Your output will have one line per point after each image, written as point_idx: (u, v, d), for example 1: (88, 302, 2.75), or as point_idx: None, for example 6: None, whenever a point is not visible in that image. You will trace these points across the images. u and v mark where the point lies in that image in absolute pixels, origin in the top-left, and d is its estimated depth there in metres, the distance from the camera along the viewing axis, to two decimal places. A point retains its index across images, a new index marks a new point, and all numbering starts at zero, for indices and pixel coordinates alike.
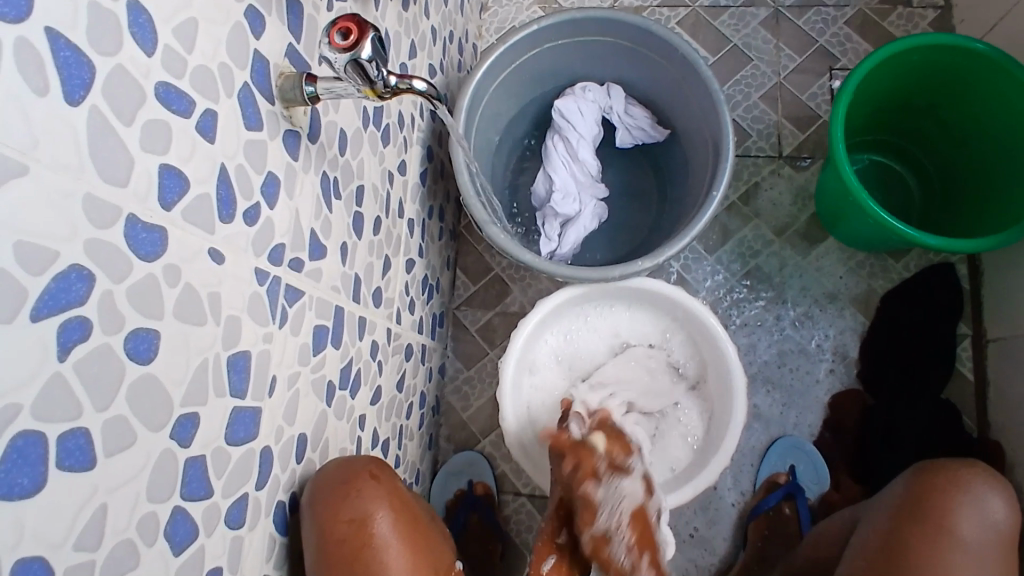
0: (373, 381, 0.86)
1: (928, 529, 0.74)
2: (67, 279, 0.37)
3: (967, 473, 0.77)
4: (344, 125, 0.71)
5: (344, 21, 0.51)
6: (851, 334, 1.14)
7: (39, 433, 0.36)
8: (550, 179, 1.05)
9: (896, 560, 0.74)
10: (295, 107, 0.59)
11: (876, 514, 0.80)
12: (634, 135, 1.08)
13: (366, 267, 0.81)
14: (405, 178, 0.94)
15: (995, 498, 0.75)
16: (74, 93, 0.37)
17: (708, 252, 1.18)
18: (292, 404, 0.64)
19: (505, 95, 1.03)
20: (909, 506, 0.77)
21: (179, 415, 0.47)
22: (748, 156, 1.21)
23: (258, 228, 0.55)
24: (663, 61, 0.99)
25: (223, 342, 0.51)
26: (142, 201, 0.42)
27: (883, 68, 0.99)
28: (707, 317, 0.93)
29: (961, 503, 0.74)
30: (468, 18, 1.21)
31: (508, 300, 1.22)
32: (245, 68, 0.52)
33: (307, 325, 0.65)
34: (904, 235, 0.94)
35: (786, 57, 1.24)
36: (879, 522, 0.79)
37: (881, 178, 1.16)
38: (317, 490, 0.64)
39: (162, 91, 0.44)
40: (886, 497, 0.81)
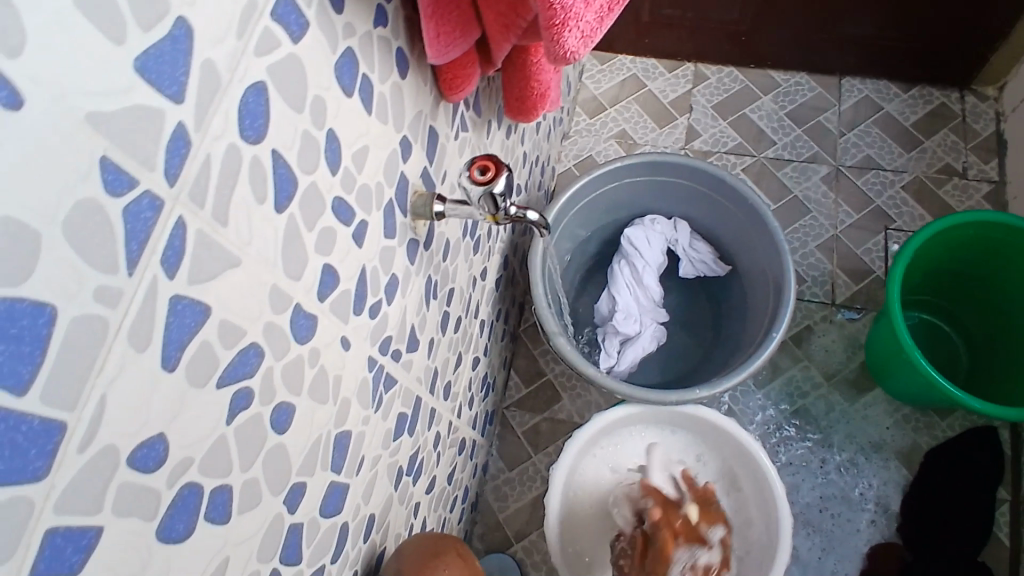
0: (431, 470, 0.90)
1: None
2: (246, 354, 0.44)
3: None
4: (449, 235, 0.80)
5: (482, 159, 0.60)
6: (895, 488, 1.14)
7: (199, 485, 0.42)
8: (613, 300, 1.12)
9: None
10: (421, 220, 0.68)
11: None
12: (697, 267, 1.16)
13: (444, 361, 0.87)
14: (485, 282, 1.02)
15: None
16: (280, 202, 0.45)
17: (757, 386, 1.22)
18: (371, 483, 0.68)
19: (582, 219, 1.12)
20: None
21: (292, 484, 0.52)
22: (801, 300, 1.27)
23: (377, 321, 0.62)
24: (732, 207, 1.08)
25: (336, 421, 0.57)
26: (307, 293, 0.50)
27: (940, 237, 1.06)
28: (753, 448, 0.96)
29: None
30: (553, 144, 1.33)
31: (557, 407, 1.26)
32: (393, 186, 0.61)
33: (393, 411, 0.71)
34: (953, 394, 0.97)
35: (843, 213, 1.32)
36: None
37: (930, 337, 1.20)
38: (400, 559, 0.69)
39: (336, 204, 0.52)
40: None
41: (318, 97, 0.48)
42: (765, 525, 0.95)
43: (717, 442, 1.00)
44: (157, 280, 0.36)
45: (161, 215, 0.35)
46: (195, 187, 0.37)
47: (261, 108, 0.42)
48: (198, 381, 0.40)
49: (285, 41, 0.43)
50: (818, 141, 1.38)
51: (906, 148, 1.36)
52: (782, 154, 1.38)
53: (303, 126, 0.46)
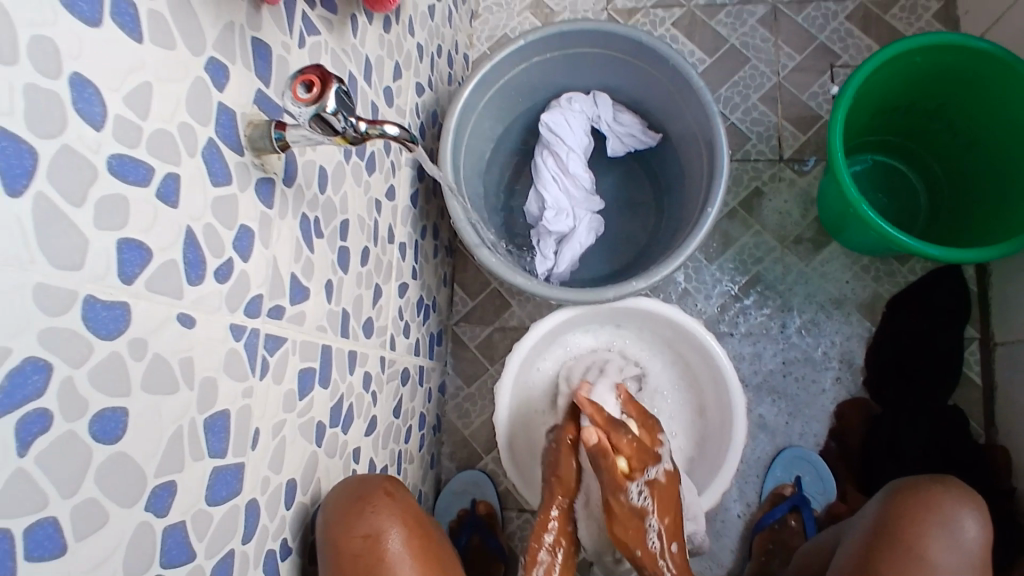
0: (367, 412, 0.85)
1: (898, 549, 0.76)
2: (22, 372, 0.36)
3: (941, 494, 0.79)
4: (324, 162, 0.70)
5: (308, 72, 0.50)
6: (858, 341, 1.11)
7: (5, 531, 0.36)
8: (541, 196, 1.03)
9: (872, 558, 0.78)
10: (268, 155, 0.58)
11: (856, 532, 0.83)
12: (626, 142, 1.06)
13: (355, 299, 0.80)
14: (395, 203, 0.92)
15: (969, 519, 0.77)
16: (16, 184, 0.36)
17: (709, 260, 1.16)
18: (279, 452, 0.63)
19: (494, 113, 1.01)
20: (885, 526, 0.79)
21: (153, 487, 0.47)
22: (748, 160, 1.18)
23: (231, 283, 0.54)
24: (654, 72, 0.97)
25: (199, 406, 0.51)
26: (100, 281, 0.41)
27: (885, 71, 0.95)
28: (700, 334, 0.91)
29: (932, 525, 0.76)
30: (457, 28, 1.18)
31: (508, 315, 1.21)
32: (209, 123, 0.52)
33: (290, 371, 0.64)
34: (899, 241, 0.92)
35: (785, 56, 1.20)
36: (858, 538, 0.82)
37: (885, 179, 1.13)
38: (331, 505, 0.67)
39: (117, 163, 0.43)
40: (864, 516, 0.84)
41: (39, 37, 0.37)
42: (723, 413, 0.92)
43: (664, 329, 0.97)
44: None
45: None
46: None
47: None
48: None
49: None
50: None
51: None
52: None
53: (24, 78, 0.36)
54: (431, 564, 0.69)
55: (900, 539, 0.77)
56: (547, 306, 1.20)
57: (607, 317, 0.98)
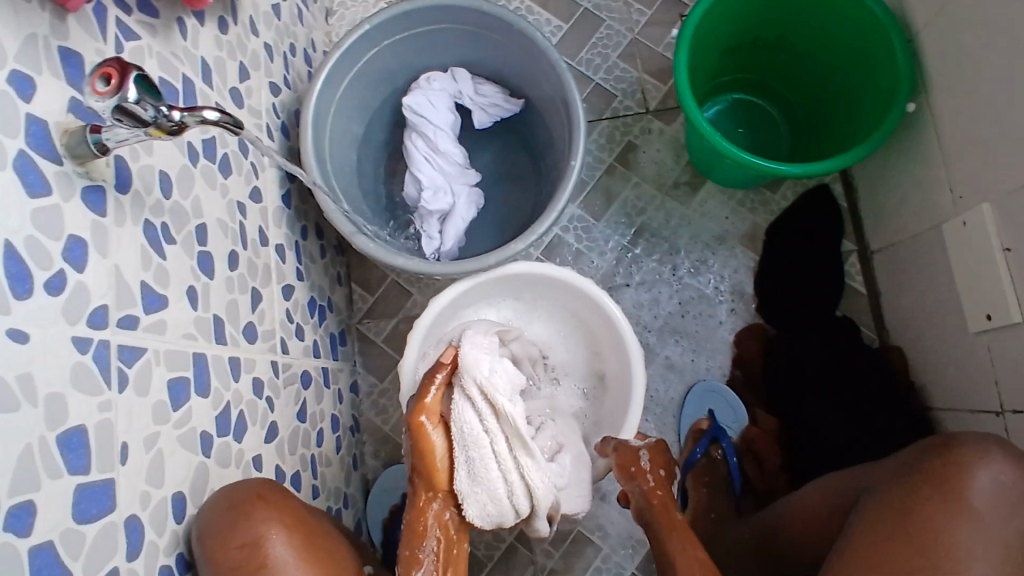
0: (265, 418, 0.83)
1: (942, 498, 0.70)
2: None
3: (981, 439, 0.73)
4: (165, 166, 0.68)
5: (105, 66, 0.50)
6: (745, 271, 1.17)
7: None
8: (416, 179, 1.03)
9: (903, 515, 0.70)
10: (92, 161, 0.56)
11: (885, 485, 0.75)
12: (491, 112, 1.08)
13: (229, 305, 0.78)
14: (263, 204, 0.90)
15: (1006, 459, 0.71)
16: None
17: (596, 218, 1.19)
18: (156, 466, 0.61)
19: (355, 102, 1.00)
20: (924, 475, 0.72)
21: (8, 508, 0.46)
22: (617, 117, 1.22)
23: (68, 295, 0.53)
24: (504, 39, 0.98)
25: (48, 423, 0.50)
26: None
27: (725, 9, 1.00)
28: (595, 293, 0.93)
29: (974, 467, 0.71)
30: (311, 26, 1.17)
31: (410, 304, 1.20)
32: (18, 134, 0.50)
33: (157, 382, 0.63)
34: (761, 165, 0.96)
35: (637, 12, 1.24)
36: (886, 491, 0.74)
37: (747, 116, 1.20)
38: (203, 521, 0.64)
39: None
40: (894, 467, 0.76)
41: None
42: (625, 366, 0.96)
43: (563, 293, 1.00)
44: None
45: None
46: None
47: None
48: None
49: None
50: None
51: None
52: None
53: None
54: (320, 559, 0.68)
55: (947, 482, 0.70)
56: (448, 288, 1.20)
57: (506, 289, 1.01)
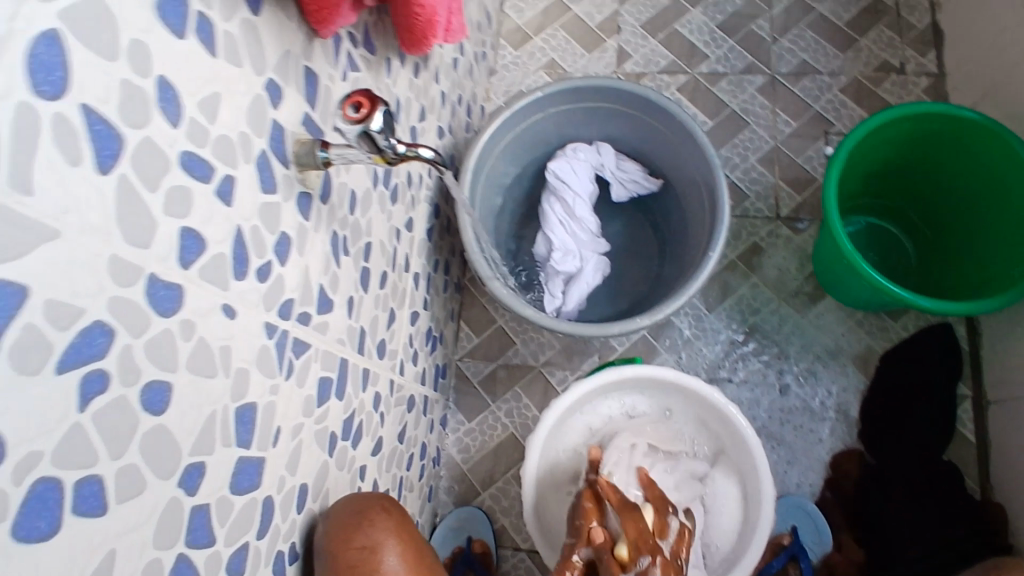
0: (375, 432, 0.87)
1: None
2: (91, 334, 0.40)
3: None
4: (355, 185, 0.75)
5: (357, 95, 0.56)
6: (852, 392, 1.15)
7: (59, 479, 0.38)
8: (549, 239, 1.09)
9: None
10: (309, 172, 0.63)
11: None
12: (629, 188, 1.12)
13: (372, 320, 0.84)
14: (412, 234, 0.97)
15: None
16: (50, 88, 0.36)
17: (708, 308, 1.21)
18: (295, 454, 0.65)
19: (509, 157, 1.07)
20: None
21: (186, 465, 0.49)
22: (746, 216, 1.25)
23: (269, 284, 0.58)
24: (662, 127, 1.04)
25: (232, 394, 0.54)
26: (161, 261, 0.45)
27: (877, 135, 1.03)
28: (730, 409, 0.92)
29: None
30: (476, 82, 1.27)
31: (511, 353, 1.24)
32: (263, 136, 0.56)
33: (312, 377, 0.68)
34: (894, 295, 0.95)
35: (782, 123, 1.29)
36: None
37: (877, 240, 1.21)
38: (330, 522, 0.68)
39: (186, 160, 0.47)
40: None
41: (136, 41, 0.42)
42: (750, 482, 0.93)
43: (697, 407, 0.98)
44: None
45: None
46: None
47: (57, 58, 0.36)
48: (28, 369, 0.36)
49: None
50: (752, 50, 1.33)
51: (841, 49, 1.32)
52: (716, 68, 1.32)
53: (120, 76, 0.41)
54: None
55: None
56: (551, 345, 1.24)
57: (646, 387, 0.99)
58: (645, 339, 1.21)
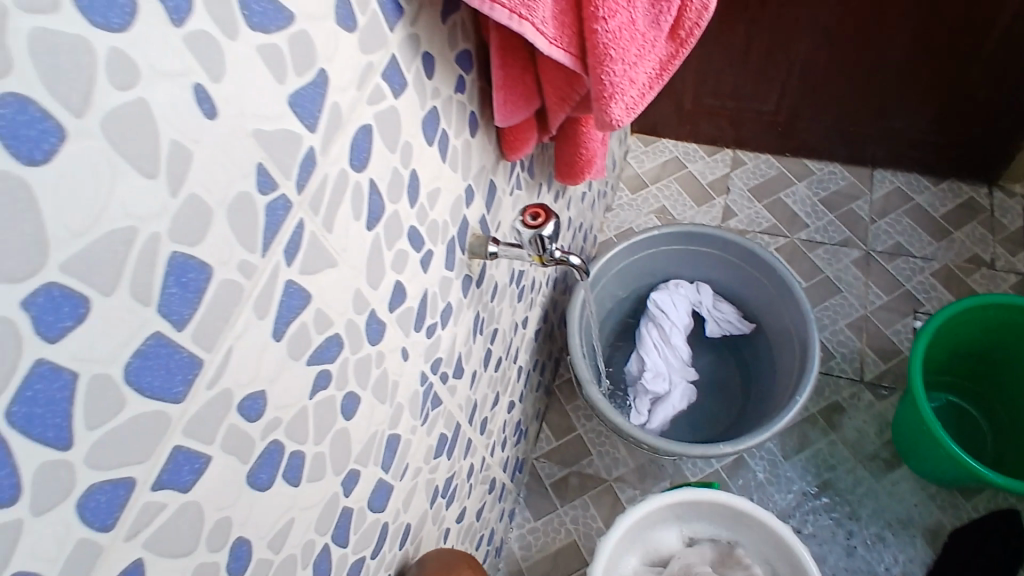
0: (463, 500, 0.95)
1: None
2: (330, 342, 0.53)
3: None
4: (499, 278, 0.89)
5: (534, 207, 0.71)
6: (925, 569, 1.14)
7: (283, 445, 0.50)
8: (642, 360, 1.18)
9: None
10: (475, 259, 0.77)
11: None
12: (722, 326, 1.22)
13: (484, 395, 0.94)
14: (526, 330, 1.10)
15: None
16: (358, 162, 0.52)
17: (784, 455, 1.25)
18: (410, 493, 0.75)
19: (620, 280, 1.20)
20: None
21: (350, 468, 0.60)
22: (830, 374, 1.31)
23: (431, 340, 0.71)
24: (762, 278, 1.15)
25: (388, 422, 0.65)
26: (380, 301, 0.59)
27: (965, 317, 1.10)
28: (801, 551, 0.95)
29: None
30: (595, 213, 1.44)
31: (586, 462, 1.30)
32: (455, 226, 0.71)
33: (436, 429, 0.78)
34: (974, 469, 0.97)
35: (873, 294, 1.37)
36: None
37: (960, 421, 1.23)
38: (421, 567, 0.75)
39: (411, 233, 0.62)
40: None
41: (408, 143, 0.58)
42: None
43: (768, 546, 1.01)
44: (279, 265, 0.45)
45: (288, 214, 0.45)
46: (314, 199, 0.47)
47: (367, 146, 0.52)
48: (295, 354, 0.49)
49: (387, 95, 0.54)
50: (850, 226, 1.45)
51: (935, 238, 1.42)
52: (815, 236, 1.45)
53: (393, 164, 0.57)
54: None
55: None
56: (625, 462, 1.30)
57: (718, 515, 1.03)
58: (717, 473, 1.25)
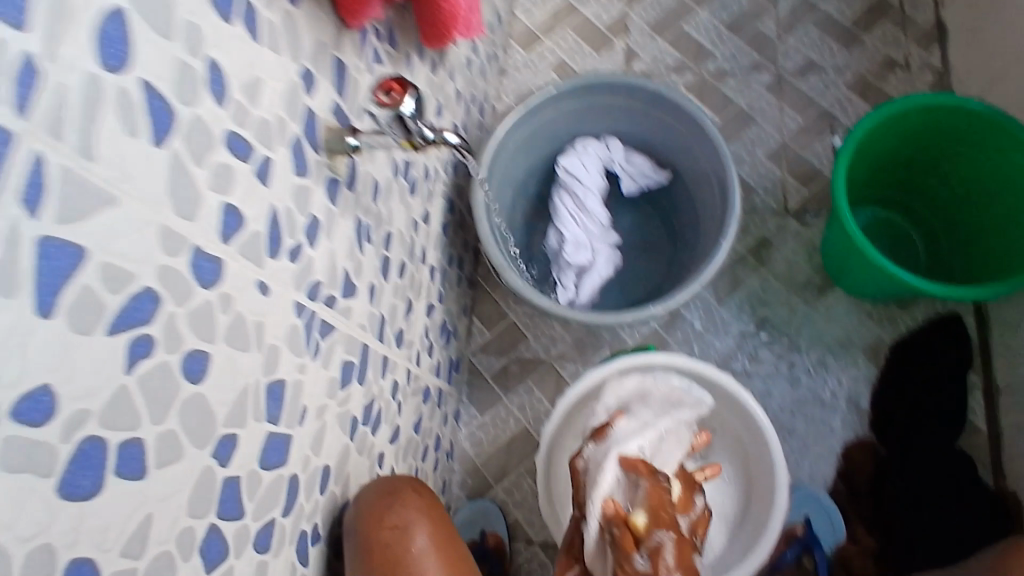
0: (393, 420, 0.89)
1: None
2: (140, 300, 0.41)
3: None
4: (377, 175, 0.77)
5: (389, 81, 0.58)
6: (863, 383, 1.16)
7: (104, 439, 0.40)
8: (560, 233, 1.10)
9: None
10: (337, 158, 0.64)
11: None
12: (638, 181, 1.14)
13: (390, 308, 0.85)
14: (429, 227, 0.99)
15: None
16: (113, 61, 0.38)
17: (719, 302, 1.22)
18: (319, 435, 0.67)
19: (523, 151, 1.09)
20: None
21: (220, 436, 0.51)
22: (755, 210, 1.26)
23: (300, 264, 0.60)
24: (673, 121, 1.06)
25: (264, 369, 0.55)
26: (206, 234, 0.47)
27: (885, 128, 1.05)
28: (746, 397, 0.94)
29: None
30: (488, 80, 1.29)
31: (523, 347, 1.25)
32: (297, 121, 0.58)
33: (335, 360, 0.69)
34: (908, 283, 0.96)
35: (790, 119, 1.30)
36: None
37: (886, 232, 1.23)
38: (357, 503, 0.68)
39: (230, 139, 0.49)
40: None
41: (190, 23, 0.44)
42: (761, 458, 0.96)
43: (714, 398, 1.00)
44: (20, 220, 0.33)
45: (12, 149, 0.32)
46: (49, 121, 0.34)
47: (125, 36, 0.38)
48: (83, 327, 0.37)
49: None
50: (759, 48, 1.35)
51: (846, 46, 1.34)
52: (724, 66, 1.34)
53: (177, 56, 0.43)
54: (456, 561, 0.68)
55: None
56: (563, 340, 1.25)
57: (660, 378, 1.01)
58: (656, 333, 1.22)
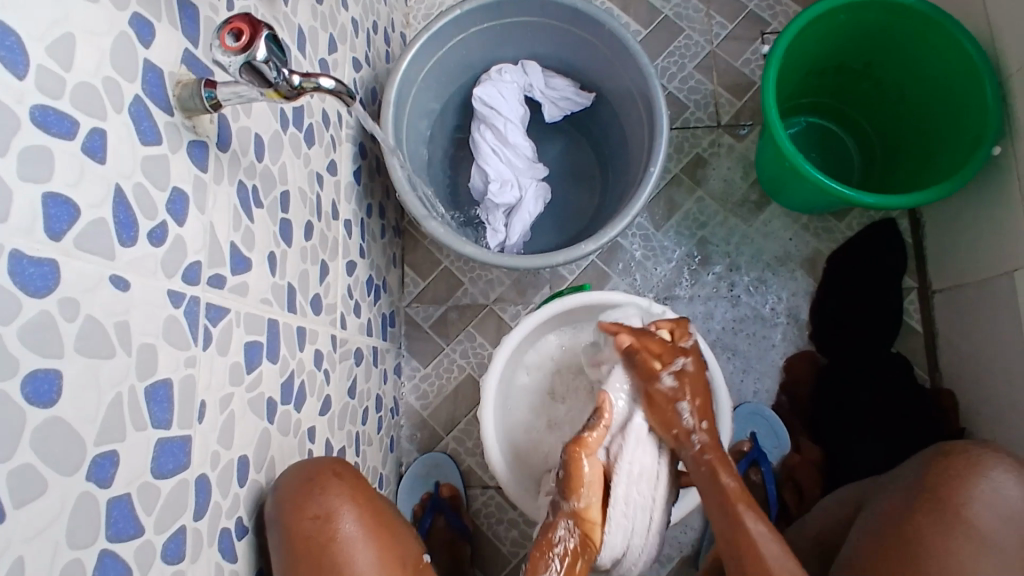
0: (321, 390, 0.83)
1: (937, 513, 0.70)
2: None
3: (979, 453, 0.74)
4: (260, 130, 0.68)
5: (237, 21, 0.49)
6: (803, 296, 1.15)
7: None
8: (483, 171, 1.03)
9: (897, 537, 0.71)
10: (197, 117, 0.56)
11: (888, 495, 0.77)
12: (561, 106, 1.07)
13: (300, 275, 0.78)
14: (337, 178, 0.90)
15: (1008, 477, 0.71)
16: None
17: (656, 227, 1.18)
18: (228, 427, 0.61)
19: (433, 83, 1.00)
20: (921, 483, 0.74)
21: (95, 455, 0.45)
22: (687, 128, 1.21)
23: (167, 247, 0.52)
24: (592, 39, 0.98)
25: (139, 372, 0.49)
26: (26, 235, 0.39)
27: (814, 29, 0.99)
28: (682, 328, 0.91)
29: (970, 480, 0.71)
30: (391, 6, 1.17)
31: (461, 293, 1.20)
32: (136, 80, 0.49)
33: (236, 344, 0.62)
34: (841, 195, 0.93)
35: (718, 26, 1.23)
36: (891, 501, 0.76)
37: (820, 141, 1.19)
38: (278, 491, 0.64)
39: (39, 114, 0.40)
40: (899, 479, 0.78)
41: None
42: (704, 388, 0.95)
43: None
44: None
45: None
46: None
47: None
48: None
49: None
50: None
51: None
52: None
53: None
54: (388, 542, 0.66)
55: (950, 504, 0.70)
56: (500, 281, 1.20)
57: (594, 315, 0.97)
58: (595, 265, 1.18)
